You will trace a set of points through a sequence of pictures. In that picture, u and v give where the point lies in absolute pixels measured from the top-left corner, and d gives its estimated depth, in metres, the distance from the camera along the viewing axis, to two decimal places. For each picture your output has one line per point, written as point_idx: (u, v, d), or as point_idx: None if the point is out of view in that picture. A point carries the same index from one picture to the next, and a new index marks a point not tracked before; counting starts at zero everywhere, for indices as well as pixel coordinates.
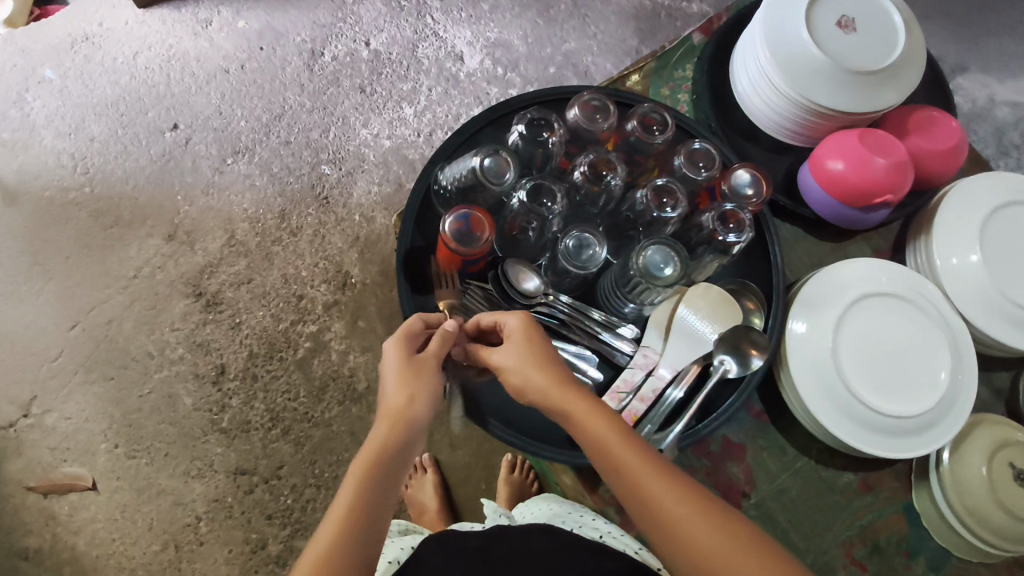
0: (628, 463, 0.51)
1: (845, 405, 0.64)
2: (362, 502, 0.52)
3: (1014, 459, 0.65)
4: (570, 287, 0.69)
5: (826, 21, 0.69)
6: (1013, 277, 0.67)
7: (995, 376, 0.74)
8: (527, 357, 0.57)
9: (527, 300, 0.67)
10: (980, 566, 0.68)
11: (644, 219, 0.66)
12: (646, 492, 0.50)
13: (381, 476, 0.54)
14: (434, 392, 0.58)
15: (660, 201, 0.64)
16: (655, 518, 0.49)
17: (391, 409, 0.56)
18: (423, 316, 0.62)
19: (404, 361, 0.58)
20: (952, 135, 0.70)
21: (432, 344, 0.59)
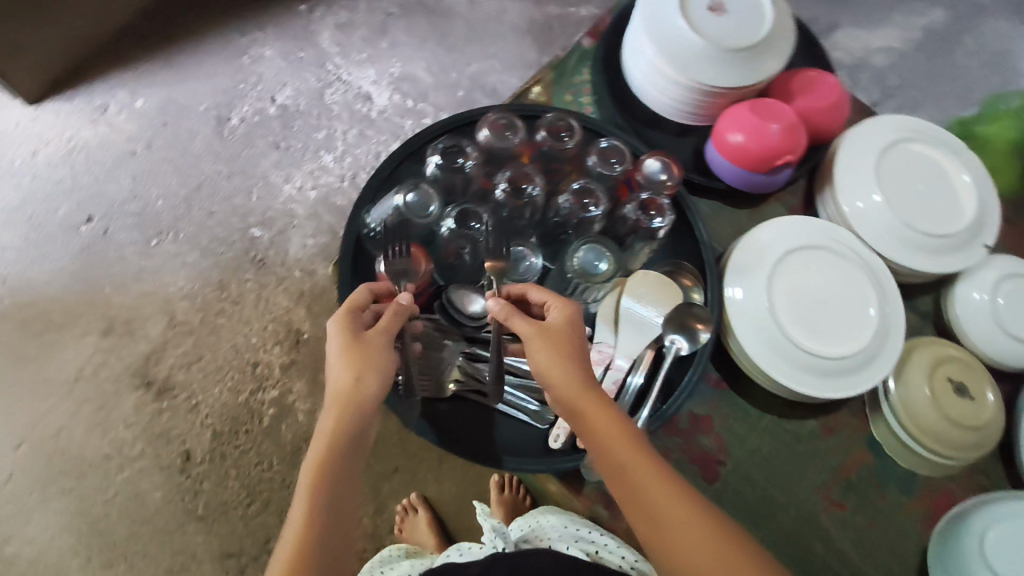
0: (651, 488, 0.53)
1: (791, 357, 0.67)
2: (320, 506, 0.52)
3: (951, 373, 0.70)
4: None
5: (699, 7, 0.73)
6: (912, 209, 0.73)
7: (918, 301, 0.79)
8: (555, 355, 0.57)
9: (476, 321, 0.69)
10: (945, 480, 0.71)
11: (572, 223, 0.69)
12: (657, 511, 0.52)
13: (336, 477, 0.53)
14: (385, 368, 0.56)
15: (583, 202, 0.67)
16: (674, 547, 0.52)
17: (337, 395, 0.55)
18: (372, 287, 0.60)
19: (348, 340, 0.56)
20: (834, 91, 0.76)
21: (383, 319, 0.57)
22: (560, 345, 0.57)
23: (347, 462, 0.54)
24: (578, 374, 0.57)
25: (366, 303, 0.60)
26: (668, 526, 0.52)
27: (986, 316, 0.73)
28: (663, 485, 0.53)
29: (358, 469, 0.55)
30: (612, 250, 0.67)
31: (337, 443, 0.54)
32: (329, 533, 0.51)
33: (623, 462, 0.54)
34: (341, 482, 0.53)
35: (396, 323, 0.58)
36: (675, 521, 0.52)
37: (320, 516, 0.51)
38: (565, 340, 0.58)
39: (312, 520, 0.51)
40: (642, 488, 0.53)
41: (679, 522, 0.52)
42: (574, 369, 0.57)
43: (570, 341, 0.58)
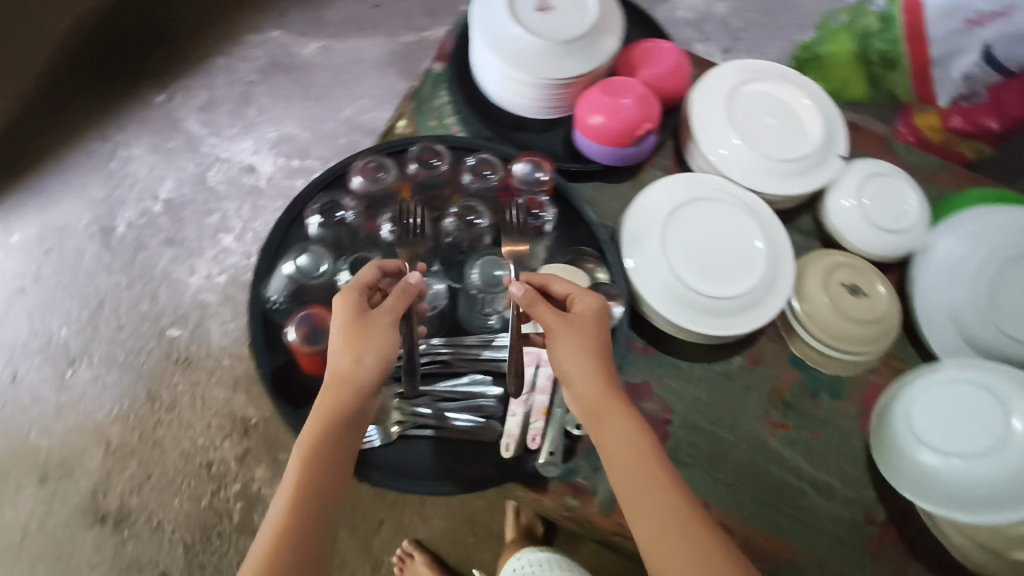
0: (641, 478, 0.55)
1: (700, 306, 0.72)
2: (314, 473, 0.54)
3: (843, 278, 0.75)
4: (434, 328, 0.70)
5: (527, 10, 0.77)
6: (770, 142, 0.79)
7: (798, 222, 0.85)
8: (574, 347, 0.60)
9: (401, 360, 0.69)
10: (867, 373, 0.77)
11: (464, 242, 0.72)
12: (640, 498, 0.54)
13: (332, 449, 0.55)
14: (385, 351, 0.58)
15: (468, 218, 0.70)
16: (653, 530, 0.52)
17: (338, 373, 0.57)
18: (381, 263, 0.62)
19: (352, 320, 0.58)
20: (666, 56, 0.83)
21: (389, 300, 0.59)
22: (578, 334, 0.60)
23: (344, 435, 0.56)
24: (600, 376, 0.59)
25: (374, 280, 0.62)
26: (648, 512, 0.53)
27: (860, 218, 0.79)
28: (667, 494, 0.54)
29: (353, 444, 0.57)
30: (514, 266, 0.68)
31: (338, 416, 0.56)
32: (320, 504, 0.54)
33: (632, 465, 0.55)
34: (335, 454, 0.55)
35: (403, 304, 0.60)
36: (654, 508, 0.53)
37: (311, 488, 0.54)
38: (585, 334, 0.61)
39: (304, 488, 0.54)
40: (640, 491, 0.54)
41: (657, 510, 0.53)
42: (590, 366, 0.59)
43: (592, 336, 0.61)
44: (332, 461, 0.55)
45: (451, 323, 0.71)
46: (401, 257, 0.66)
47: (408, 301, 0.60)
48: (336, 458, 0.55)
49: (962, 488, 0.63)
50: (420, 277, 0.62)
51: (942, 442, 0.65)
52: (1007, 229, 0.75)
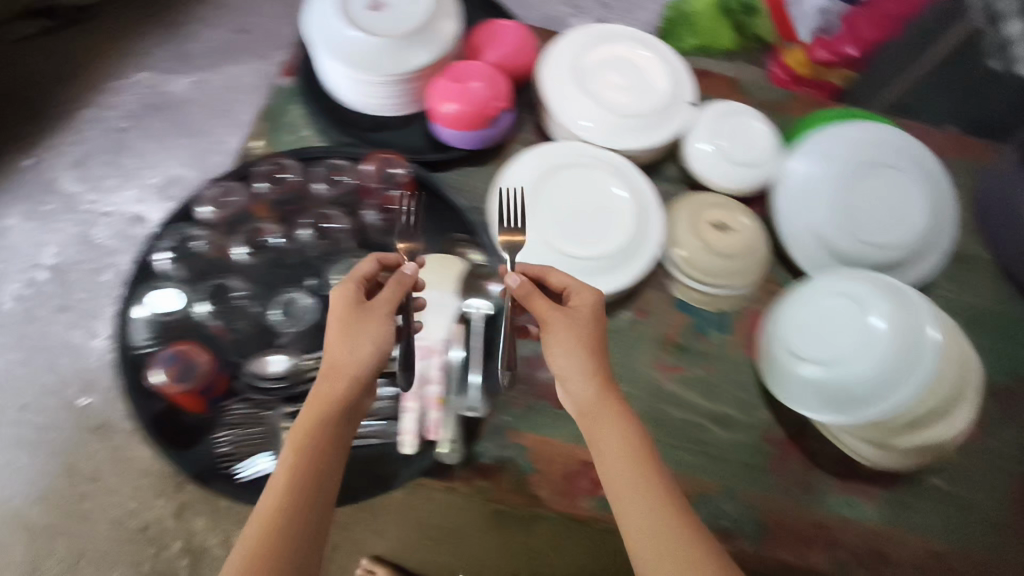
0: (628, 479, 0.54)
1: (578, 268, 0.73)
2: (310, 460, 0.52)
3: (709, 217, 0.77)
4: (311, 343, 0.66)
5: (359, 10, 0.76)
6: (620, 101, 0.82)
7: (665, 171, 0.87)
8: (568, 318, 0.61)
9: (283, 380, 0.65)
10: (748, 303, 0.79)
11: (324, 252, 0.70)
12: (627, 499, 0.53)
13: (329, 438, 0.54)
14: (381, 341, 0.58)
15: (322, 226, 0.70)
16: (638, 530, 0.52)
17: (336, 362, 0.56)
18: (380, 257, 0.63)
19: (350, 310, 0.58)
20: (507, 34, 0.84)
21: (387, 288, 0.59)
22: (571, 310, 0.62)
23: (341, 428, 0.55)
24: (596, 373, 0.59)
25: (371, 273, 0.62)
26: (630, 513, 0.53)
27: (720, 159, 0.82)
28: (657, 495, 0.54)
29: (347, 438, 0.56)
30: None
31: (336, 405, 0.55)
32: (311, 493, 0.52)
33: (623, 470, 0.55)
34: (332, 447, 0.54)
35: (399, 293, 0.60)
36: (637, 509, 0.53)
37: (306, 478, 0.52)
38: (581, 317, 0.61)
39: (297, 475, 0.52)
40: (625, 495, 0.54)
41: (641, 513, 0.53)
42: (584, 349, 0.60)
43: (589, 319, 0.62)
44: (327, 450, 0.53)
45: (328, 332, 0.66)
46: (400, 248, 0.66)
47: (403, 290, 0.61)
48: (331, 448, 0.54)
49: (843, 385, 0.66)
50: (416, 268, 0.63)
51: (818, 348, 0.68)
52: (855, 145, 0.79)
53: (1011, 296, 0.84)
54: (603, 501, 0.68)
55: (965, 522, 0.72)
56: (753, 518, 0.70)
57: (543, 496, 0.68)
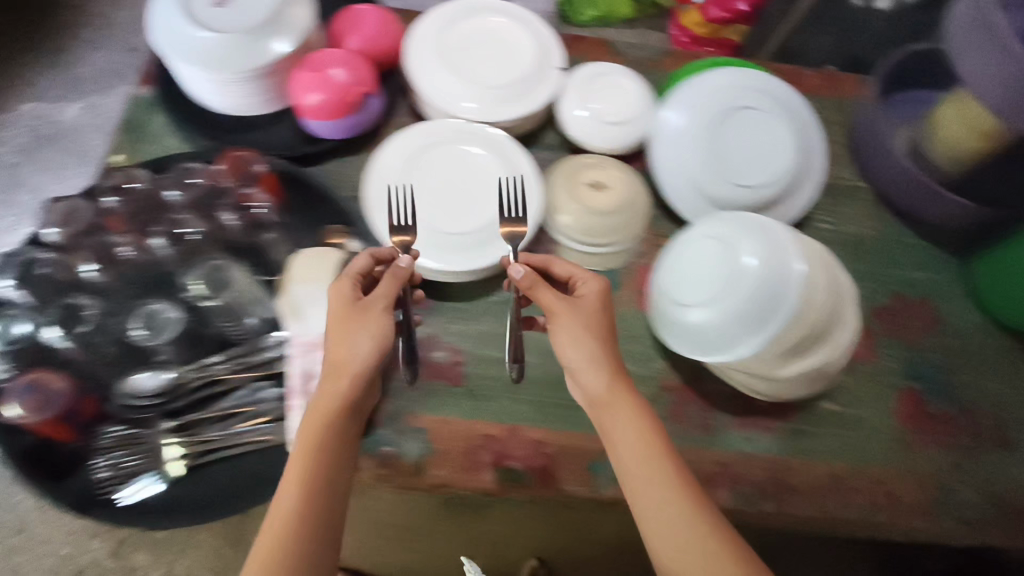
0: (639, 462, 0.60)
1: (457, 244, 0.72)
2: (318, 458, 0.57)
3: (584, 178, 0.78)
4: (178, 351, 0.66)
5: (204, 10, 0.74)
6: (489, 74, 0.81)
7: (544, 138, 0.87)
8: (571, 314, 0.65)
9: (154, 395, 0.65)
10: (633, 259, 0.81)
11: (179, 258, 0.70)
12: (638, 479, 0.59)
13: (335, 437, 0.58)
14: (380, 337, 0.61)
15: (175, 232, 0.70)
16: (646, 506, 0.59)
17: (338, 361, 0.60)
18: (373, 255, 0.66)
19: (346, 311, 0.62)
20: (368, 18, 0.82)
21: (381, 287, 0.63)
22: (574, 305, 0.66)
23: (348, 425, 0.60)
24: (604, 364, 0.64)
25: (366, 267, 0.65)
26: (638, 491, 0.59)
27: (596, 120, 0.83)
28: (663, 487, 0.59)
29: (351, 430, 0.60)
30: (256, 272, 0.71)
31: (342, 403, 0.59)
32: (323, 488, 0.57)
33: (634, 456, 0.60)
34: (341, 449, 0.59)
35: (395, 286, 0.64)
36: (645, 487, 0.59)
37: (319, 476, 0.56)
38: (585, 312, 0.66)
39: (308, 475, 0.56)
40: (636, 475, 0.60)
41: (649, 492, 0.58)
42: (590, 340, 0.65)
43: (592, 314, 0.66)
44: (334, 447, 0.58)
45: (198, 339, 0.68)
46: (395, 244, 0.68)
47: (397, 284, 0.64)
48: (338, 445, 0.58)
49: (718, 323, 0.67)
50: (411, 260, 0.66)
51: (692, 293, 0.70)
52: (724, 94, 0.81)
53: (886, 222, 0.88)
54: (506, 471, 0.69)
55: (860, 442, 0.74)
56: None
57: (446, 475, 0.68)
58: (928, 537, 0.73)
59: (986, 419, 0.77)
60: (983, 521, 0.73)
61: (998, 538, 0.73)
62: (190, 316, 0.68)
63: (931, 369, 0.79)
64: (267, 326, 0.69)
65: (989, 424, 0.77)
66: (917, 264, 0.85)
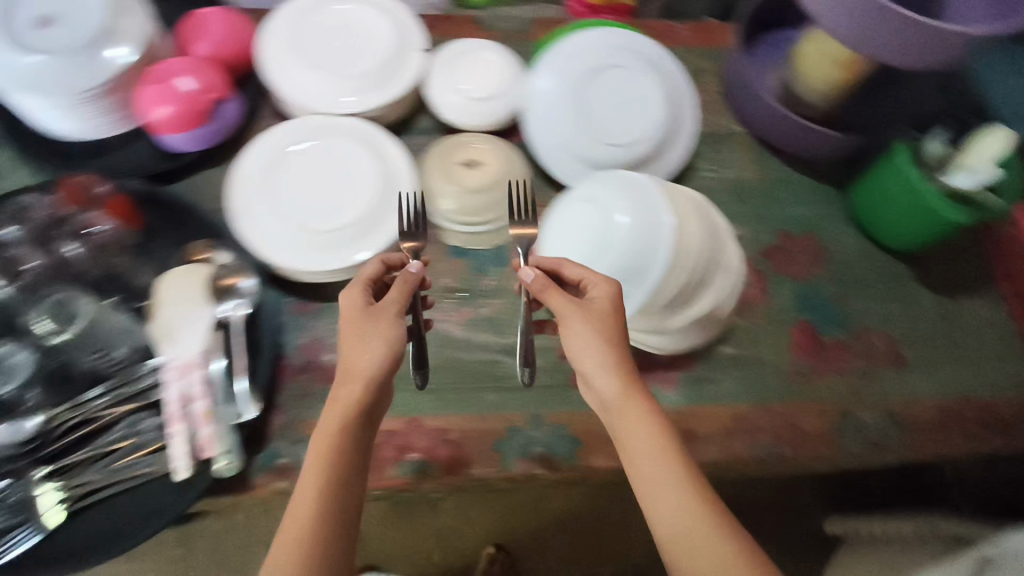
0: (658, 476, 0.55)
1: (331, 241, 0.70)
2: (335, 467, 0.54)
3: (455, 159, 0.78)
4: (38, 394, 0.63)
5: (24, 30, 0.67)
6: (347, 63, 0.79)
7: (418, 124, 0.85)
8: (581, 319, 0.60)
9: (19, 445, 0.61)
10: (520, 232, 0.80)
11: (21, 296, 0.66)
12: (654, 493, 0.55)
13: (352, 447, 0.55)
14: (391, 341, 0.59)
15: (11, 271, 0.67)
16: (665, 527, 0.54)
17: (351, 365, 0.57)
18: (386, 260, 0.65)
19: (358, 314, 0.59)
20: (214, 22, 0.79)
21: (394, 289, 0.61)
22: (581, 309, 0.61)
23: (363, 434, 0.56)
24: (617, 365, 0.59)
25: (377, 273, 0.64)
26: (656, 507, 0.55)
27: (470, 101, 0.81)
28: (684, 503, 0.54)
29: (369, 440, 0.57)
30: (117, 300, 0.68)
31: (360, 408, 0.56)
32: (339, 500, 0.53)
33: (650, 469, 0.55)
34: (355, 457, 0.55)
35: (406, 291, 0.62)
36: (663, 504, 0.54)
37: (335, 488, 0.53)
38: (598, 320, 0.60)
39: (324, 484, 0.53)
40: (654, 488, 0.55)
41: (670, 511, 0.54)
42: (600, 349, 0.59)
43: (607, 322, 0.60)
44: (352, 456, 0.55)
45: (63, 378, 0.65)
46: (403, 249, 0.68)
47: (408, 290, 0.62)
48: (355, 454, 0.55)
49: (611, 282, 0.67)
50: (420, 267, 0.64)
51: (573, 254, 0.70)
52: (589, 54, 0.81)
53: (766, 164, 0.90)
54: (410, 463, 0.68)
55: (761, 380, 0.76)
56: (564, 435, 0.70)
57: None
58: (837, 463, 0.75)
59: (878, 341, 0.80)
60: (886, 440, 0.75)
61: (902, 453, 0.76)
62: (44, 355, 0.65)
63: (819, 300, 0.82)
64: (138, 353, 0.66)
65: (882, 346, 0.80)
66: (798, 201, 0.88)
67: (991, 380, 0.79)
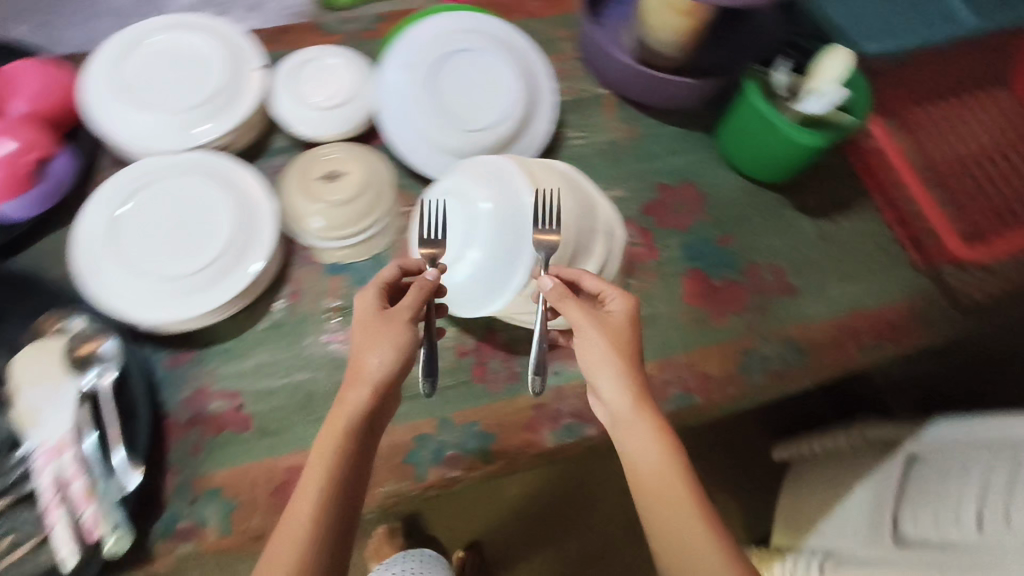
0: (667, 494, 0.53)
1: (194, 284, 0.67)
2: (339, 473, 0.51)
3: (312, 174, 0.75)
4: None
5: None
6: (180, 95, 0.75)
7: (273, 145, 0.82)
8: (598, 333, 0.58)
9: None
10: (397, 236, 0.78)
11: None
12: (661, 510, 0.53)
13: (359, 458, 0.52)
14: (401, 346, 0.56)
15: None
16: (674, 546, 0.52)
17: (360, 375, 0.55)
18: (400, 265, 0.63)
19: (372, 319, 0.57)
20: (28, 74, 0.73)
21: (410, 296, 0.58)
22: (601, 324, 0.59)
23: (365, 444, 0.54)
24: (632, 379, 0.57)
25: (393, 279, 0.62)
26: (661, 523, 0.53)
27: (327, 110, 0.79)
28: (693, 524, 0.52)
29: (372, 448, 0.55)
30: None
31: (368, 413, 0.54)
32: (340, 508, 0.50)
33: (658, 485, 0.53)
34: (357, 469, 0.52)
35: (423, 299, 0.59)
36: (671, 522, 0.52)
37: (339, 497, 0.50)
38: (618, 335, 0.58)
39: (331, 489, 0.50)
40: (660, 505, 0.53)
41: (676, 530, 0.52)
42: (617, 364, 0.57)
43: (626, 338, 0.59)
44: (359, 462, 0.52)
45: None
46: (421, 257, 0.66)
47: (424, 295, 0.60)
48: (364, 465, 0.52)
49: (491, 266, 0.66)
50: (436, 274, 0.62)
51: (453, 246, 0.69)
52: (433, 41, 0.79)
53: (634, 121, 0.90)
54: None
55: (660, 336, 0.78)
56: (474, 431, 0.70)
57: (258, 523, 0.64)
58: (748, 400, 0.76)
59: (766, 274, 0.82)
60: (789, 368, 0.77)
61: (807, 378, 0.78)
62: None
63: (704, 245, 0.83)
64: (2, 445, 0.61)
65: (770, 278, 0.82)
66: (671, 152, 0.89)
67: (877, 290, 0.82)
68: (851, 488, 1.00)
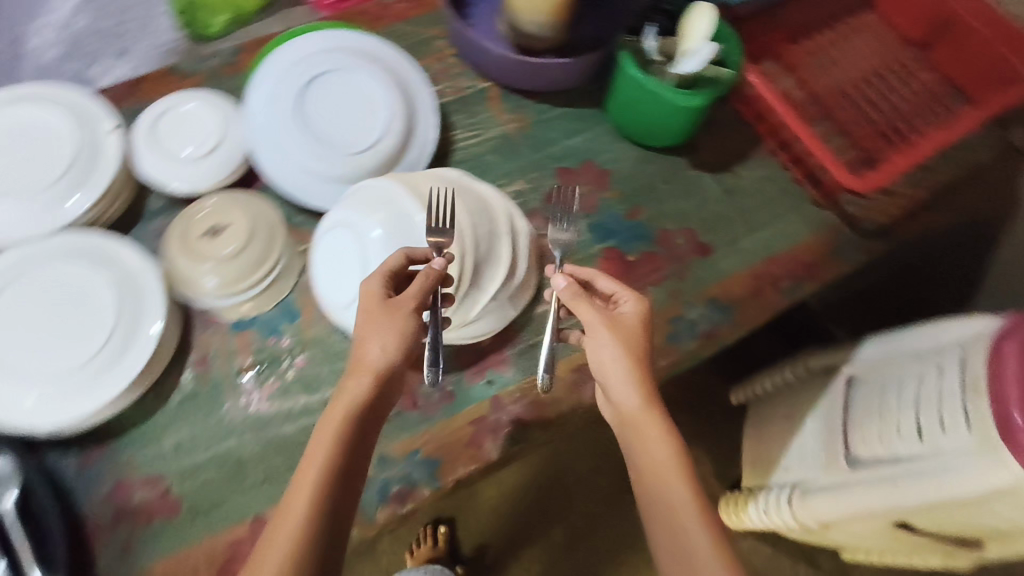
0: (668, 492, 0.56)
1: (86, 379, 0.62)
2: (340, 464, 0.51)
3: (201, 231, 0.70)
4: None
5: None
6: (29, 178, 0.69)
7: (148, 209, 0.77)
8: (613, 335, 0.59)
9: None
10: (298, 279, 0.75)
11: None
12: (662, 507, 0.56)
13: (355, 451, 0.53)
14: (400, 334, 0.56)
15: None
16: (673, 542, 0.54)
17: (364, 368, 0.55)
18: (408, 254, 0.61)
19: (376, 306, 0.57)
20: None
21: (416, 286, 0.57)
22: (617, 324, 0.60)
23: (366, 434, 0.54)
24: (641, 379, 0.59)
25: (397, 267, 0.60)
26: (659, 516, 0.56)
27: (203, 161, 0.74)
28: (691, 523, 0.54)
29: (371, 440, 0.55)
30: None
31: (366, 407, 0.54)
32: (334, 496, 0.50)
33: (658, 482, 0.56)
34: (355, 461, 0.53)
35: (428, 288, 0.58)
36: (669, 520, 0.55)
37: (338, 486, 0.51)
38: (631, 339, 0.60)
39: (330, 476, 0.51)
40: (659, 504, 0.56)
41: (673, 530, 0.55)
42: (631, 367, 0.59)
43: (638, 342, 0.60)
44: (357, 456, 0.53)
45: None
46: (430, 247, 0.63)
47: (430, 285, 0.58)
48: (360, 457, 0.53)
49: None
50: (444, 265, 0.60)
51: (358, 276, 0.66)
52: (295, 66, 0.75)
53: (522, 110, 0.88)
54: None
55: None
56: (417, 460, 0.68)
57: None
58: (682, 367, 0.77)
59: (679, 239, 0.82)
60: (717, 326, 0.78)
61: (734, 333, 0.79)
62: None
63: (614, 221, 0.83)
64: None
65: (683, 242, 0.82)
66: (563, 134, 0.87)
67: (785, 233, 0.84)
68: (804, 421, 1.02)
